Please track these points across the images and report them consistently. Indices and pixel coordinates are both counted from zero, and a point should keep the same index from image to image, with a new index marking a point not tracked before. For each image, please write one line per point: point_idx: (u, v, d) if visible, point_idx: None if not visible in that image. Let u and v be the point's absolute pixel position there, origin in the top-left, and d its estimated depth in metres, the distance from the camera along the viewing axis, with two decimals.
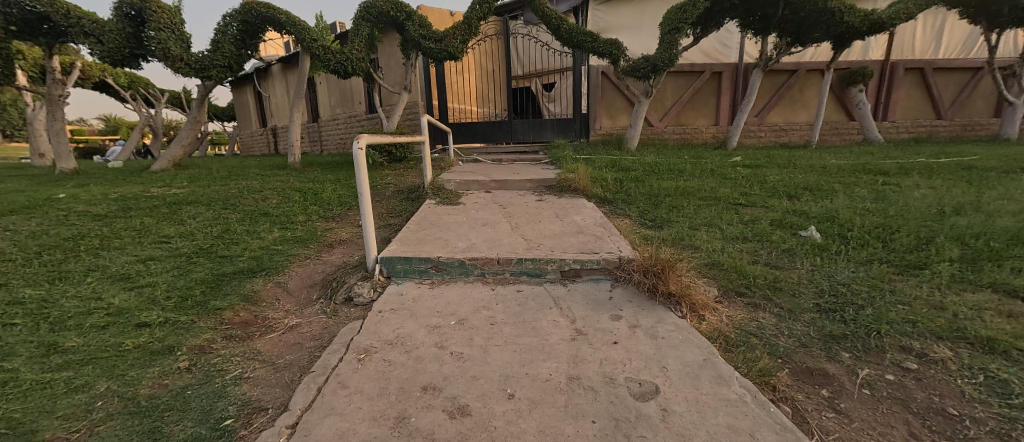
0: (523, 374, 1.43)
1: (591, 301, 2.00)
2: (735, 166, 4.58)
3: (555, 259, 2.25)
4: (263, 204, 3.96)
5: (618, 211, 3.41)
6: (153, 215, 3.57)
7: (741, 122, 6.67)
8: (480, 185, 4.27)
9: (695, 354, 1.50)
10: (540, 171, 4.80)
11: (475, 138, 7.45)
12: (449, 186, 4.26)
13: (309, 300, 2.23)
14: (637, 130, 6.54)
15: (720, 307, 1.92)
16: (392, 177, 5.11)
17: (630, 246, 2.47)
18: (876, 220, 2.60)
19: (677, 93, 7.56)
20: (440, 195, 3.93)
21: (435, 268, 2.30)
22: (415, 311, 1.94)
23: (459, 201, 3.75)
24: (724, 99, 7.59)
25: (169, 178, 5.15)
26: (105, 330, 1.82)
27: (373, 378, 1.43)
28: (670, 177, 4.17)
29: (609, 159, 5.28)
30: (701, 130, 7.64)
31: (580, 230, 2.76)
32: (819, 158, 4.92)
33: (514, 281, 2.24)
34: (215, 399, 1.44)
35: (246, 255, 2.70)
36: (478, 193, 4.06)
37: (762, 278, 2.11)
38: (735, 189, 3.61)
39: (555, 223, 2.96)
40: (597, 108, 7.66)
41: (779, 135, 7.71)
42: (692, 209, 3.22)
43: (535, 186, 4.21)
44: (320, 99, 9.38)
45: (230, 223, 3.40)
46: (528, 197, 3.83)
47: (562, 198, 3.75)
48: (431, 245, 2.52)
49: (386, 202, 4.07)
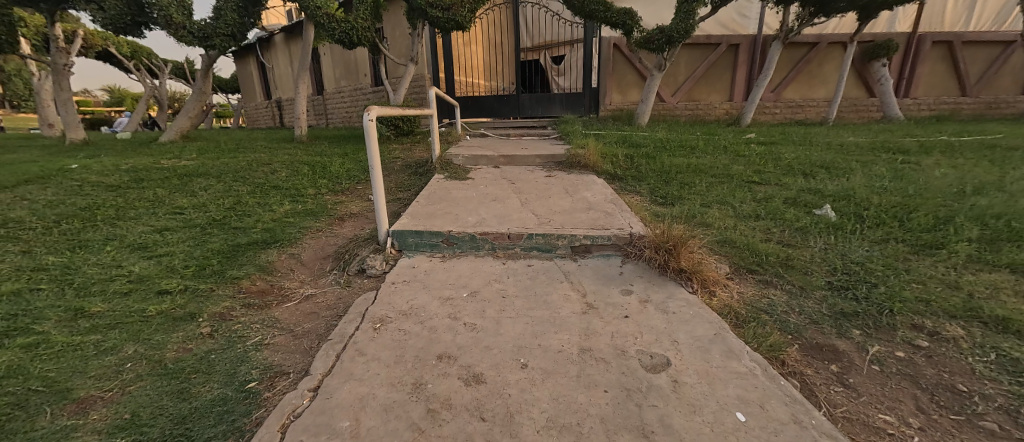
0: (535, 345, 1.46)
1: (602, 276, 2.01)
2: (749, 143, 4.48)
3: (566, 234, 2.26)
4: (272, 177, 3.98)
5: (628, 188, 3.38)
6: (166, 186, 3.61)
7: (757, 98, 6.49)
8: (489, 160, 4.23)
9: (706, 328, 1.52)
10: (549, 147, 4.74)
11: (482, 112, 7.33)
12: (457, 161, 4.23)
13: (323, 271, 2.26)
14: (649, 106, 6.41)
15: (731, 283, 1.93)
16: (399, 151, 5.09)
17: (641, 222, 2.46)
18: (894, 199, 2.55)
19: (691, 67, 7.32)
20: (448, 170, 3.91)
21: (446, 242, 2.32)
22: (427, 283, 1.97)
23: (468, 176, 3.74)
24: (740, 73, 7.35)
25: (177, 150, 5.16)
26: (128, 296, 1.88)
27: (389, 347, 1.47)
28: (682, 154, 4.10)
29: (619, 135, 5.19)
30: (714, 106, 7.45)
31: (590, 207, 2.75)
32: (836, 136, 4.80)
33: (524, 256, 2.26)
34: (238, 363, 1.50)
35: (258, 227, 2.73)
36: (486, 169, 4.03)
37: (774, 256, 2.10)
38: (749, 167, 3.55)
39: (565, 199, 2.95)
40: (608, 83, 7.45)
41: (795, 112, 7.50)
42: (702, 187, 3.18)
43: (544, 161, 4.17)
44: (324, 71, 9.22)
45: (241, 196, 3.43)
46: (537, 173, 3.80)
47: (571, 174, 3.72)
48: (441, 219, 2.53)
49: (395, 176, 4.06)
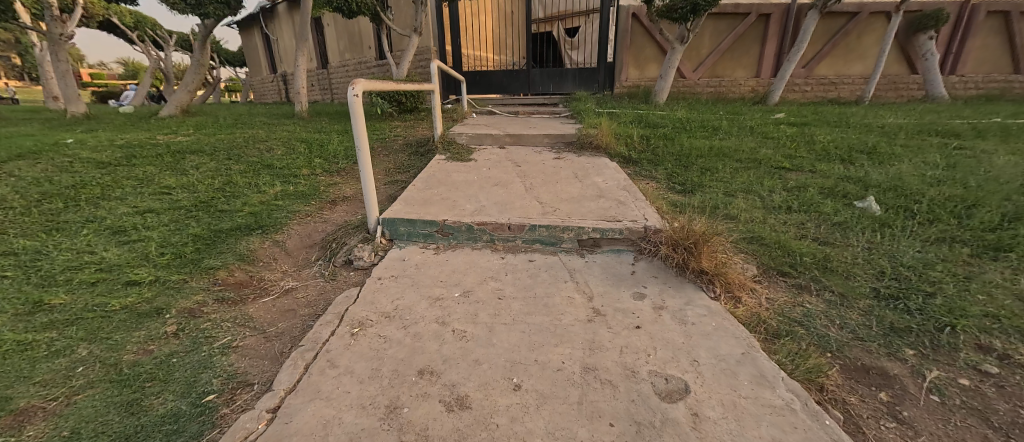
0: (532, 361, 1.26)
1: (611, 275, 1.79)
2: (778, 124, 4.12)
3: (573, 226, 2.03)
4: (267, 155, 3.80)
5: (643, 172, 3.11)
6: (156, 164, 3.46)
7: (787, 74, 6.02)
8: (494, 139, 3.97)
9: (731, 345, 1.30)
10: (559, 126, 4.45)
11: (491, 88, 6.98)
12: (461, 140, 3.99)
13: (307, 261, 2.10)
14: (668, 83, 6.00)
15: (759, 288, 1.69)
16: (401, 128, 4.87)
17: (657, 213, 2.22)
18: (949, 191, 2.25)
19: (716, 39, 6.82)
20: (450, 150, 3.68)
21: (441, 232, 2.12)
22: (417, 279, 1.78)
23: (471, 157, 3.51)
24: (770, 47, 6.81)
25: (175, 124, 5.02)
26: (94, 287, 1.73)
27: (365, 357, 1.29)
28: (703, 135, 3.78)
29: (635, 114, 4.86)
30: (739, 83, 6.97)
31: (600, 194, 2.50)
32: (874, 117, 4.40)
33: (526, 249, 2.05)
34: (200, 370, 1.34)
35: (244, 210, 2.57)
36: (491, 149, 3.78)
37: (810, 256, 1.84)
38: (778, 151, 3.24)
39: (573, 184, 2.71)
40: (625, 57, 7.01)
41: (827, 89, 6.98)
42: (725, 173, 2.91)
43: (552, 142, 3.89)
44: (329, 43, 8.90)
45: (233, 175, 3.27)
46: (545, 155, 3.55)
47: (582, 156, 3.46)
48: (437, 205, 2.32)
49: (395, 156, 3.85)
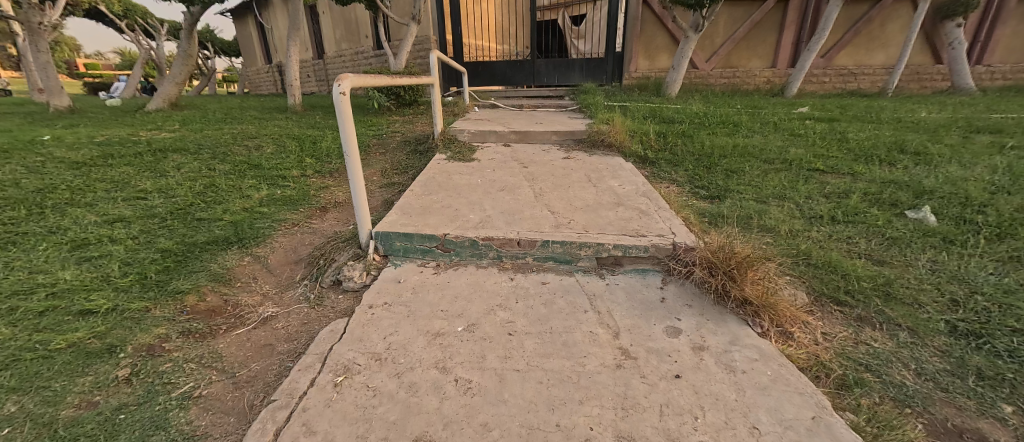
0: (553, 427, 1.02)
1: (638, 303, 1.55)
2: (804, 120, 3.84)
3: (591, 242, 1.79)
4: (255, 154, 3.55)
5: (662, 174, 2.86)
6: (135, 164, 3.21)
7: (807, 65, 5.71)
8: (498, 136, 3.71)
9: (797, 406, 1.06)
10: (567, 121, 4.17)
11: (494, 79, 6.68)
12: (463, 137, 3.73)
13: (291, 281, 1.86)
14: (681, 74, 5.69)
15: (812, 321, 1.45)
16: (399, 124, 4.62)
17: (685, 226, 1.97)
18: (1015, 201, 1.99)
19: (732, 28, 6.49)
20: (451, 149, 3.42)
21: (441, 248, 1.88)
22: (414, 307, 1.54)
23: (473, 156, 3.26)
24: (788, 35, 6.47)
25: (161, 119, 4.76)
26: (41, 316, 1.49)
27: (349, 419, 1.06)
28: (724, 131, 3.51)
29: (648, 108, 4.57)
30: (754, 74, 6.65)
31: (619, 201, 2.25)
32: (905, 111, 4.11)
33: (537, 268, 1.81)
34: (150, 431, 1.09)
35: (225, 219, 2.32)
36: (495, 148, 3.52)
37: (866, 280, 1.60)
38: (808, 150, 2.99)
39: (588, 189, 2.45)
40: (635, 47, 6.68)
41: (846, 80, 6.69)
42: (753, 177, 2.65)
43: (561, 139, 3.63)
44: (325, 32, 8.56)
45: (217, 177, 3.02)
46: (554, 154, 3.29)
47: (593, 156, 3.20)
48: (438, 216, 2.07)
49: (392, 154, 3.59)
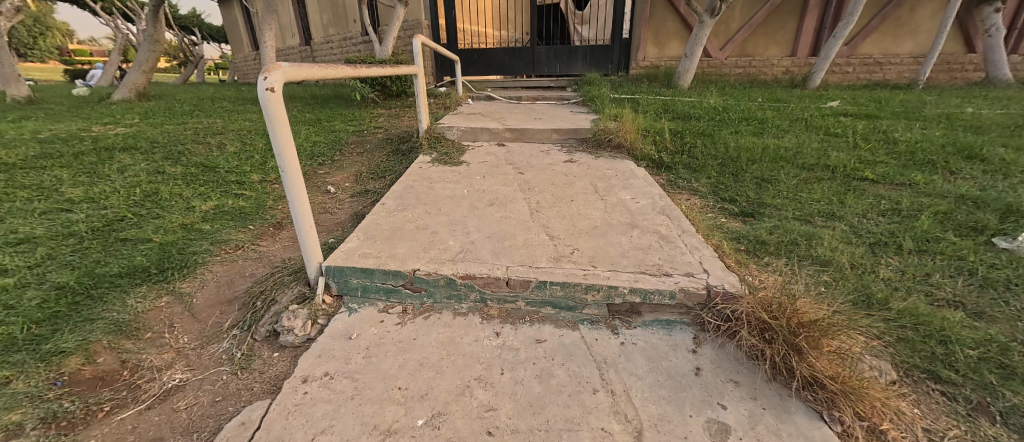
0: None
1: (665, 376, 1.15)
2: (838, 117, 3.41)
3: (600, 284, 1.39)
4: (215, 153, 3.14)
5: (680, 183, 2.46)
6: (72, 166, 2.79)
7: (833, 53, 5.24)
8: (492, 134, 3.29)
9: None
10: (569, 116, 3.74)
11: (491, 68, 6.20)
12: (451, 135, 3.30)
13: (217, 330, 1.45)
14: (695, 63, 5.22)
15: (909, 410, 1.03)
16: (384, 118, 4.20)
17: (718, 258, 1.57)
18: None
19: (749, 13, 6.02)
20: (438, 150, 3.01)
21: (410, 289, 1.48)
22: (362, 381, 1.14)
23: (462, 158, 2.86)
24: (810, 21, 5.98)
25: (121, 112, 4.33)
26: None
27: None
28: (749, 129, 3.09)
29: (659, 101, 4.14)
30: (771, 63, 6.18)
31: (633, 221, 1.85)
32: (949, 106, 3.68)
33: (532, 317, 1.41)
34: None
35: (154, 239, 1.91)
36: (488, 148, 3.10)
37: (971, 344, 1.19)
38: (851, 154, 2.59)
39: (594, 204, 2.05)
40: (643, 33, 6.03)
41: (870, 70, 6.28)
42: (790, 188, 2.25)
43: (562, 138, 3.20)
44: (311, 17, 8.03)
45: (163, 183, 2.60)
46: (554, 156, 2.88)
47: (599, 159, 2.79)
48: (409, 242, 1.67)
49: (371, 155, 3.18)
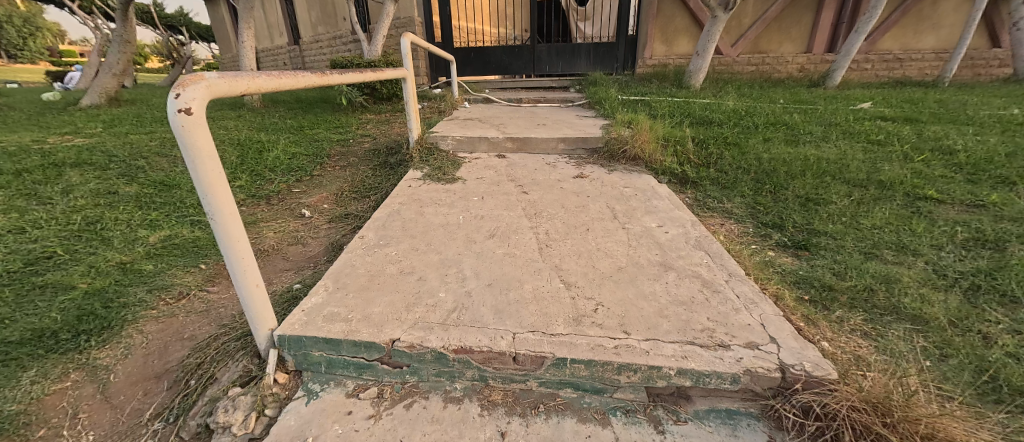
0: None
1: None
2: (873, 121, 3.09)
3: (638, 362, 1.05)
4: (179, 168, 2.78)
5: (710, 203, 2.13)
6: (9, 186, 2.43)
7: (856, 49, 4.91)
8: (491, 144, 2.94)
9: None
10: (576, 122, 3.40)
11: (488, 68, 5.86)
12: (446, 145, 2.96)
13: (133, 422, 1.10)
14: (707, 61, 4.87)
15: None
16: (374, 124, 3.86)
17: (783, 317, 1.23)
18: None
19: (762, 7, 5.70)
20: (430, 164, 2.67)
21: (388, 364, 1.14)
22: None
23: (458, 174, 2.52)
24: (827, 15, 5.67)
25: (85, 120, 3.95)
26: None
27: None
28: (780, 137, 2.76)
29: (673, 103, 3.80)
30: (786, 60, 5.85)
31: (666, 261, 1.51)
32: (992, 108, 3.36)
33: (548, 405, 1.07)
34: None
35: (80, 286, 1.56)
36: (486, 161, 2.76)
37: None
38: (902, 166, 2.27)
39: (615, 236, 1.72)
40: (650, 30, 5.65)
41: (890, 67, 5.98)
42: (843, 210, 1.92)
43: (569, 149, 2.86)
44: (299, 15, 7.65)
45: (111, 207, 2.25)
46: (563, 171, 2.53)
47: (614, 173, 2.46)
48: (389, 295, 1.33)
49: (356, 168, 2.84)
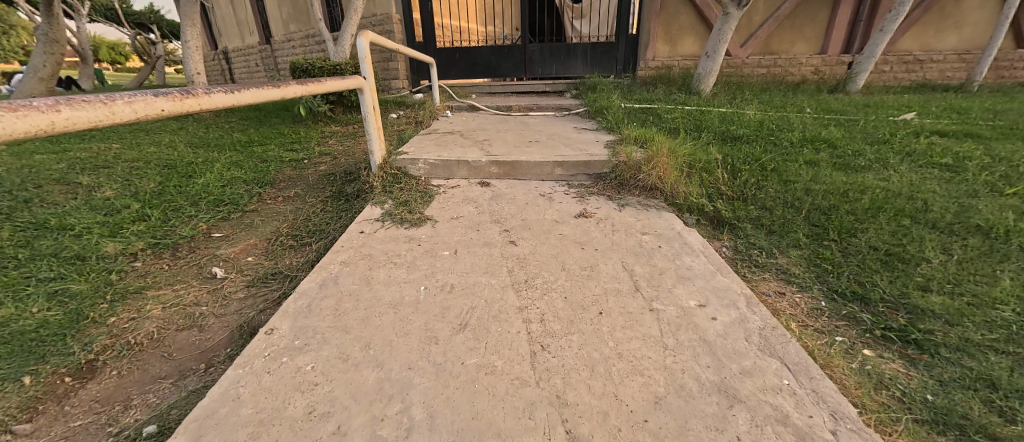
0: None
1: None
2: (927, 136, 2.61)
3: None
4: (75, 201, 2.19)
5: (757, 257, 1.61)
6: None
7: (880, 50, 4.47)
8: (472, 168, 2.40)
9: None
10: (575, 137, 2.88)
11: (475, 70, 5.34)
12: (417, 170, 2.41)
13: None
14: (717, 64, 4.37)
15: None
16: (338, 139, 3.30)
17: None
18: None
19: (773, 4, 5.23)
20: (395, 196, 2.13)
21: None
22: None
23: (428, 211, 1.99)
24: (843, 13, 5.22)
25: None
26: None
27: None
28: (825, 160, 2.26)
29: (685, 114, 3.29)
30: (799, 62, 5.40)
31: (728, 383, 0.98)
32: None
33: None
34: None
35: None
36: (466, 191, 2.23)
37: None
38: (997, 203, 1.77)
39: (641, 326, 1.18)
40: (653, 28, 5.12)
41: (909, 69, 5.56)
42: (944, 274, 1.41)
43: (568, 175, 2.34)
44: (269, 12, 7.00)
45: None
46: (561, 207, 2.01)
47: (626, 212, 1.94)
48: None
49: (303, 199, 2.28)
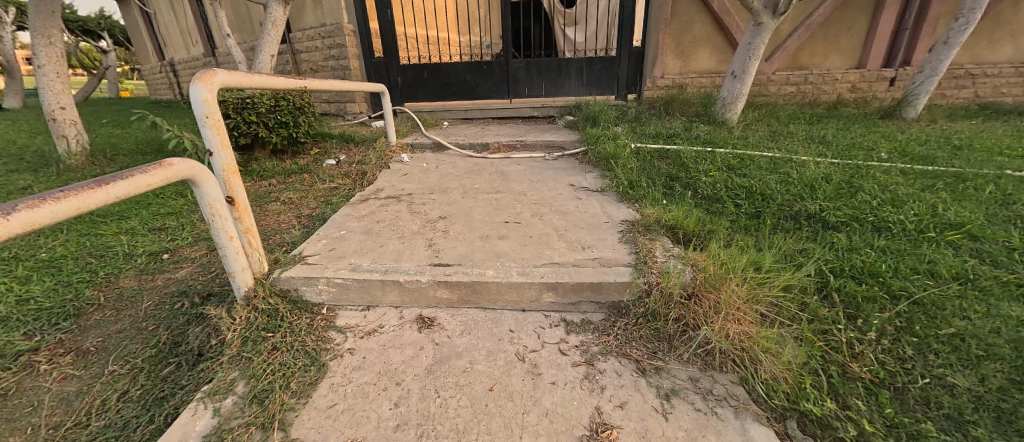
0: None
1: None
2: None
3: None
4: None
5: None
6: None
7: (945, 67, 3.63)
8: (405, 291, 1.45)
9: None
10: (573, 212, 1.96)
11: (448, 90, 4.42)
12: (316, 295, 1.48)
13: None
14: (747, 86, 3.47)
15: None
16: None
17: None
18: None
19: (805, 10, 4.36)
20: (249, 371, 1.17)
21: None
22: None
23: (299, 424, 1.04)
24: (887, 20, 4.37)
25: None
26: None
27: None
28: (990, 280, 1.37)
29: (722, 165, 2.39)
30: (834, 78, 4.56)
31: None
32: None
33: None
34: None
35: None
36: (388, 348, 1.28)
37: None
38: None
39: None
40: (661, 40, 4.23)
41: (959, 85, 4.77)
42: None
43: (563, 303, 1.42)
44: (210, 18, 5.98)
45: None
46: (554, 405, 1.07)
47: (678, 422, 1.01)
48: None
49: (105, 361, 1.30)
